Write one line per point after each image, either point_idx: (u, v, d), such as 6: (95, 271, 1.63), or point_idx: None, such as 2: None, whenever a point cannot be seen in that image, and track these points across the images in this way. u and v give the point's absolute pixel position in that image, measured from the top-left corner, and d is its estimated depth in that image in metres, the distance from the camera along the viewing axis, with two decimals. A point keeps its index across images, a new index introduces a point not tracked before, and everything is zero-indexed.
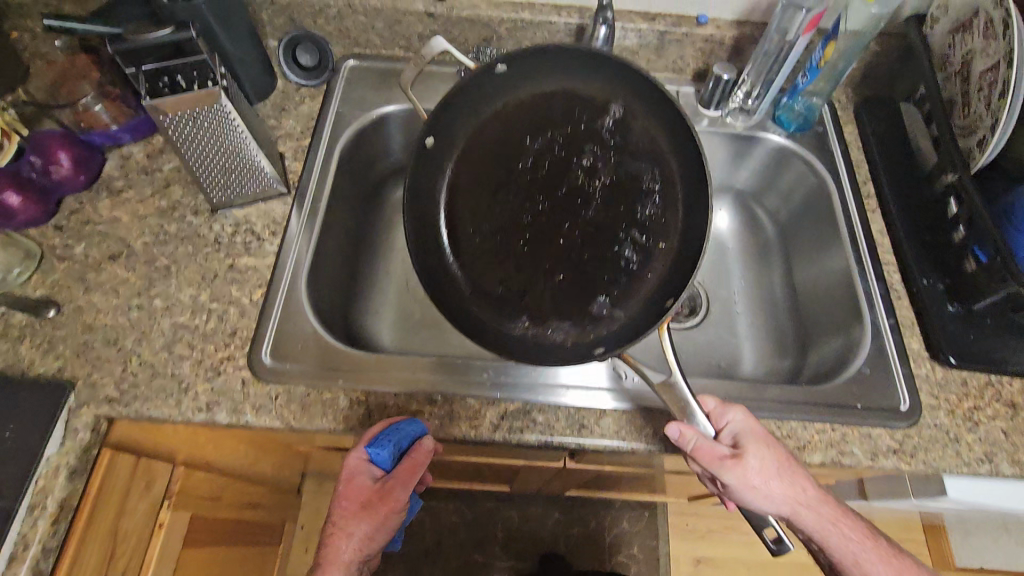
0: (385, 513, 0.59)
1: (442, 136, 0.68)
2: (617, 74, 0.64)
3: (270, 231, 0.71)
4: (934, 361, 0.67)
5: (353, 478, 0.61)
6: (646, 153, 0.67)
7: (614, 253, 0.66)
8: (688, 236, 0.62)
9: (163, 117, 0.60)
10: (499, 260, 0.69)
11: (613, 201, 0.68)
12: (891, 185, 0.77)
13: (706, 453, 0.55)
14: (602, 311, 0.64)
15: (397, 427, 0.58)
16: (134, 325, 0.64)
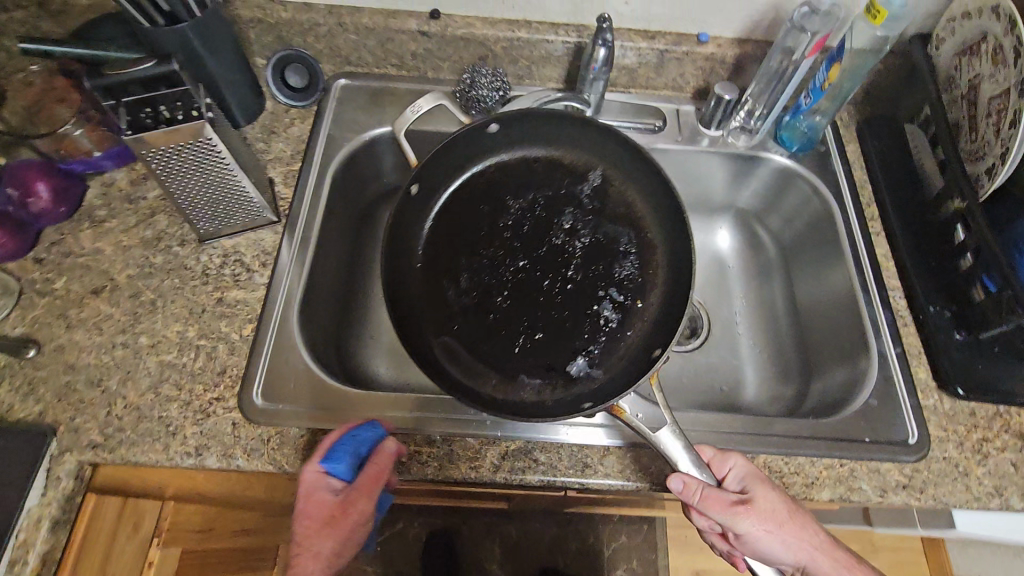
0: (348, 530, 0.54)
1: (427, 187, 0.72)
2: (598, 141, 0.73)
3: (260, 261, 0.68)
4: (941, 392, 0.66)
5: (309, 497, 0.54)
6: (622, 218, 0.73)
7: (593, 312, 0.68)
8: (669, 295, 0.68)
9: (146, 150, 0.57)
10: (478, 315, 0.68)
11: (591, 261, 0.71)
12: (895, 209, 0.75)
13: (719, 502, 0.54)
14: (580, 372, 0.65)
15: (354, 434, 0.56)
16: (119, 364, 0.61)
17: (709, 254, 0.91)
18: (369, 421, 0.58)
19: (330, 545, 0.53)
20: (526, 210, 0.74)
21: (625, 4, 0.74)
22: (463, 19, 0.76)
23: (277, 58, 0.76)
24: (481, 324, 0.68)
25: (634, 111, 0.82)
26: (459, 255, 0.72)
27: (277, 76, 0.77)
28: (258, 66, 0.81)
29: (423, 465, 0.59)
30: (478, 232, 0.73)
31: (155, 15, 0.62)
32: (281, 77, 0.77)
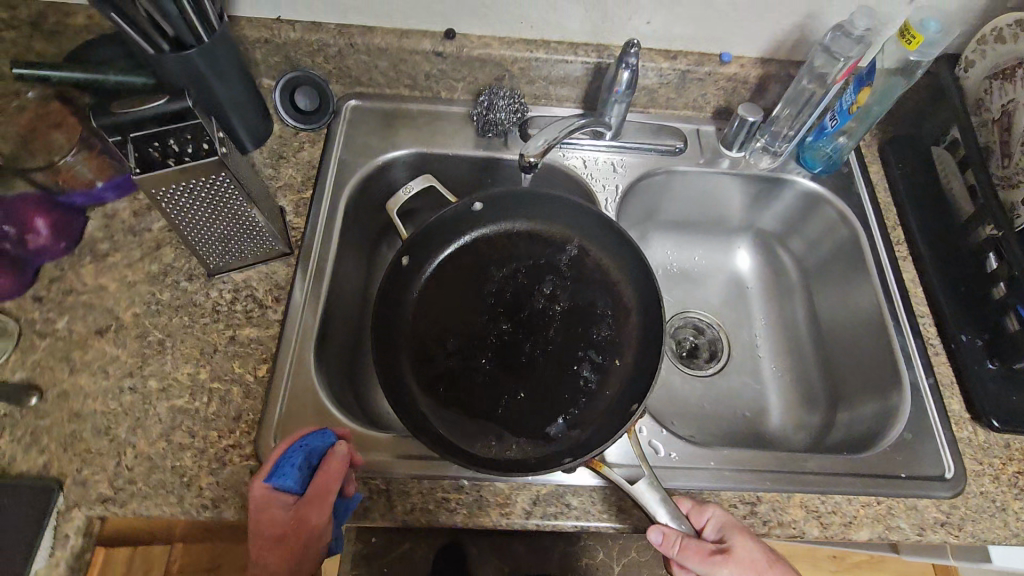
0: (303, 545, 0.51)
1: (413, 258, 0.72)
2: (571, 214, 0.74)
3: (273, 296, 0.65)
4: (975, 423, 0.65)
5: (260, 515, 0.52)
6: (600, 283, 0.73)
7: (571, 373, 0.67)
8: (641, 356, 0.67)
9: (155, 190, 0.53)
10: (460, 378, 0.67)
11: (571, 323, 0.71)
12: (922, 233, 0.74)
13: (697, 551, 0.52)
14: (557, 433, 0.63)
15: (302, 444, 0.53)
16: (127, 410, 0.58)
17: (729, 273, 0.89)
18: (320, 429, 0.55)
19: (285, 560, 0.51)
20: (506, 276, 0.74)
21: (647, 25, 0.72)
22: (479, 39, 0.74)
23: (287, 79, 0.74)
24: (464, 384, 0.67)
25: (654, 132, 0.80)
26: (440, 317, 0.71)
27: (286, 98, 0.75)
28: (264, 87, 0.77)
29: (451, 513, 0.57)
30: (458, 295, 0.73)
31: (161, 41, 0.59)
32: (290, 100, 0.75)
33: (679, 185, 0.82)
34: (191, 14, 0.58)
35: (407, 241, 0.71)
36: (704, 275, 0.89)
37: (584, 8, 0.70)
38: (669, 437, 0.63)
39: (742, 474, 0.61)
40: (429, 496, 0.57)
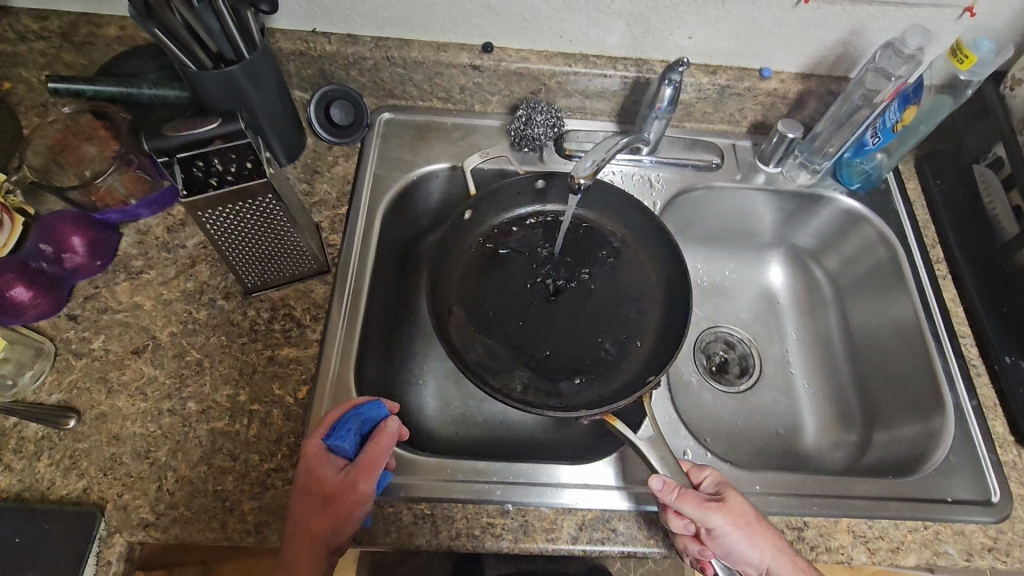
0: (346, 511, 0.50)
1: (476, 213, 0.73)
2: (613, 199, 0.74)
3: (311, 315, 0.64)
4: (1020, 446, 0.65)
5: (311, 473, 0.52)
6: (637, 269, 0.73)
7: (596, 341, 0.69)
8: (661, 340, 0.68)
9: (201, 213, 0.52)
10: (495, 334, 0.69)
11: (604, 300, 0.72)
12: (963, 252, 0.74)
13: (695, 497, 0.53)
14: (570, 390, 0.66)
15: (358, 412, 0.54)
16: (166, 433, 0.57)
17: (760, 287, 0.88)
18: (375, 400, 0.56)
19: (327, 523, 0.50)
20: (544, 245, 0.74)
21: (688, 39, 0.71)
22: (516, 53, 0.73)
23: (322, 93, 0.73)
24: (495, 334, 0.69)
25: (688, 146, 0.79)
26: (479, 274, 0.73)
27: (320, 113, 0.73)
28: (296, 99, 0.76)
29: (496, 539, 0.56)
30: (494, 257, 0.74)
31: (204, 57, 0.58)
32: (325, 115, 0.73)
33: (714, 200, 0.81)
34: (233, 28, 0.57)
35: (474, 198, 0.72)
36: (734, 289, 0.87)
37: (625, 23, 0.69)
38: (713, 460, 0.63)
39: (787, 498, 0.60)
40: (474, 521, 0.57)
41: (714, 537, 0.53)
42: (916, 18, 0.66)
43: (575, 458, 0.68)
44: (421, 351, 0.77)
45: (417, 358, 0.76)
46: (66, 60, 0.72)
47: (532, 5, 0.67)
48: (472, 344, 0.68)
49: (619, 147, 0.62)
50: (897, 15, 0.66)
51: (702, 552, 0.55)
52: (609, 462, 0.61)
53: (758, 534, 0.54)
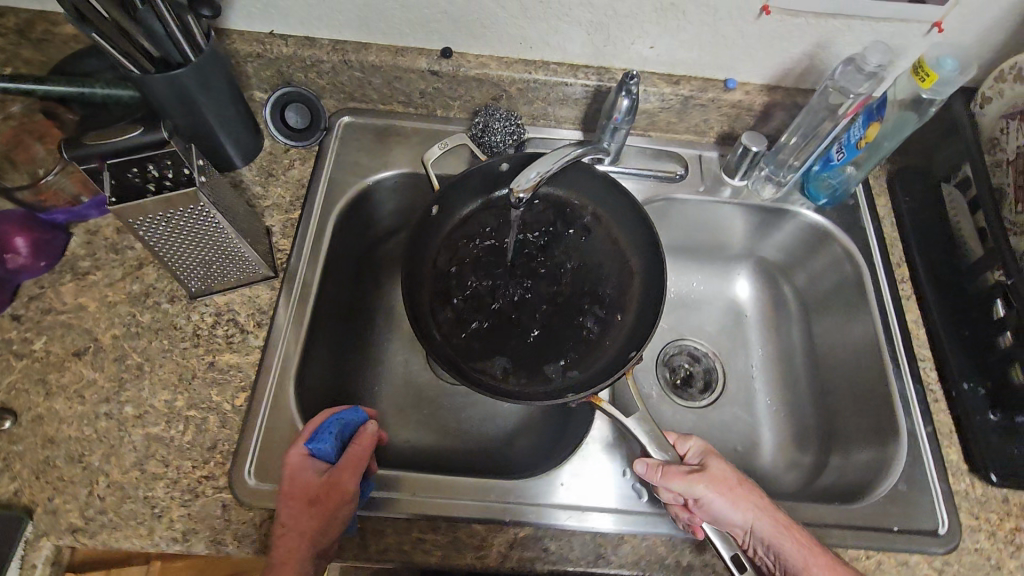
0: (332, 509, 0.51)
1: (446, 205, 0.71)
2: (588, 184, 0.73)
3: (255, 321, 0.64)
4: (973, 476, 0.63)
5: (294, 478, 0.53)
6: (611, 248, 0.72)
7: (576, 322, 0.69)
8: (642, 316, 0.67)
9: (133, 221, 0.52)
10: (468, 328, 0.69)
11: (581, 279, 0.72)
12: (927, 274, 0.72)
13: (677, 471, 0.56)
14: (556, 373, 0.67)
15: (338, 416, 0.56)
16: (101, 437, 0.57)
17: (726, 302, 0.86)
18: (353, 407, 0.58)
19: (315, 524, 0.51)
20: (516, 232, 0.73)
21: (650, 49, 0.69)
22: (476, 59, 0.71)
23: (278, 95, 0.72)
24: (477, 325, 0.69)
25: (653, 156, 0.78)
26: (455, 264, 0.72)
27: (276, 115, 0.73)
28: (255, 100, 0.76)
29: (426, 554, 0.56)
30: (469, 248, 0.72)
31: (145, 61, 0.57)
32: (281, 116, 0.73)
33: (677, 213, 0.79)
34: (179, 33, 0.56)
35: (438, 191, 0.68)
36: (702, 302, 0.86)
37: (585, 31, 0.68)
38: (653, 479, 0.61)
39: None
40: (404, 536, 0.56)
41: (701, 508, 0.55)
42: (882, 33, 0.64)
43: (542, 459, 0.68)
44: (375, 356, 0.77)
45: (371, 364, 0.76)
46: (24, 56, 0.72)
47: (489, 12, 0.66)
48: (451, 337, 0.68)
49: (568, 157, 0.61)
50: (863, 29, 0.64)
51: (691, 519, 0.56)
52: (546, 480, 0.60)
53: (743, 497, 0.56)
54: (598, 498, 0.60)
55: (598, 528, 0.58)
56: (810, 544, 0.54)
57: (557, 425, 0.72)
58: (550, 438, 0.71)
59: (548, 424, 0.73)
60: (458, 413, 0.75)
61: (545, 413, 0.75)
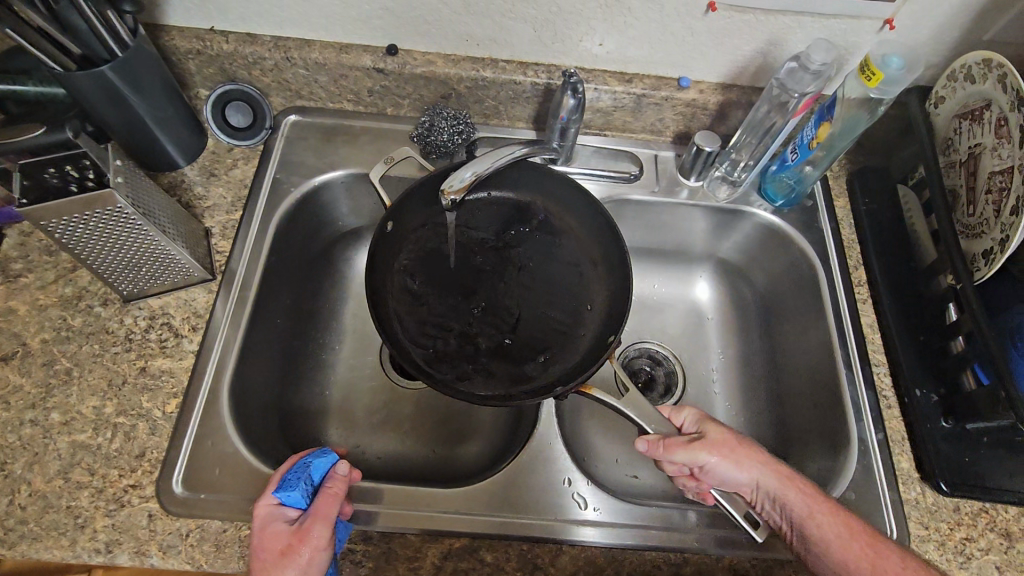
0: (306, 559, 0.48)
1: (399, 220, 0.65)
2: (531, 177, 0.69)
3: (190, 325, 0.63)
4: (924, 484, 0.61)
5: (264, 531, 0.50)
6: (569, 239, 0.69)
7: (547, 316, 0.66)
8: (611, 301, 0.65)
9: (47, 223, 0.51)
10: (442, 341, 0.64)
11: (546, 272, 0.68)
12: (884, 278, 0.70)
13: (680, 441, 0.55)
14: (538, 370, 0.63)
15: (305, 462, 0.54)
16: (25, 445, 0.56)
17: (687, 304, 0.84)
18: (321, 451, 0.57)
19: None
20: (467, 237, 0.69)
21: (600, 46, 0.68)
22: (423, 56, 0.70)
23: (218, 94, 0.71)
24: (448, 337, 0.64)
25: (609, 156, 0.76)
26: (415, 278, 0.66)
27: (217, 114, 0.71)
28: (200, 98, 0.74)
29: (356, 565, 0.54)
30: (427, 257, 0.67)
31: (67, 60, 0.55)
32: (222, 115, 0.71)
33: (633, 214, 0.78)
34: (101, 25, 0.54)
35: (392, 207, 0.63)
36: (663, 305, 0.84)
37: (532, 28, 0.66)
38: (594, 489, 0.60)
39: (669, 531, 0.57)
40: None
41: (705, 473, 0.56)
42: (834, 30, 0.63)
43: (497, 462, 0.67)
44: (325, 359, 0.75)
45: (318, 367, 0.75)
46: None
47: (431, 8, 0.64)
48: (427, 352, 0.62)
49: (509, 156, 0.59)
50: (814, 26, 0.62)
51: (698, 487, 0.57)
52: (485, 489, 0.59)
53: (746, 455, 0.56)
54: (536, 507, 0.59)
55: (535, 536, 0.57)
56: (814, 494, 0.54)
57: (507, 434, 0.70)
58: (498, 448, 0.70)
59: (495, 432, 0.72)
60: (408, 417, 0.74)
61: (495, 420, 0.73)
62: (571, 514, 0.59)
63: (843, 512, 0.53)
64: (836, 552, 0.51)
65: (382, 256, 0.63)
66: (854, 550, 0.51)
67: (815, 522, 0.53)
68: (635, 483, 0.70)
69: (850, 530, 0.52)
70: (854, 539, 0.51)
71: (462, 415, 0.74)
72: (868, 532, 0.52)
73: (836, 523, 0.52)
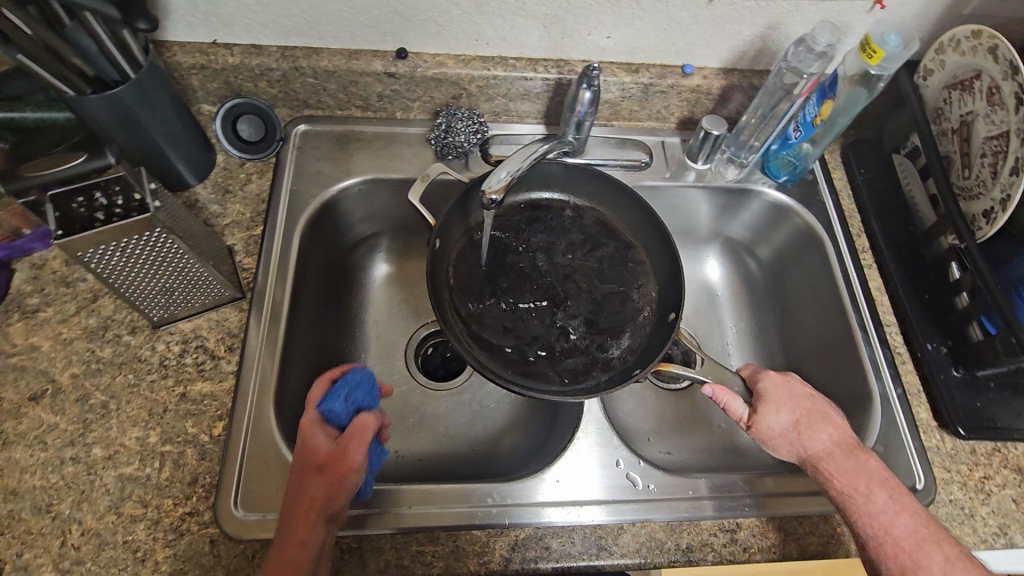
0: (341, 475, 0.51)
1: (446, 227, 0.65)
2: (559, 175, 0.71)
3: (225, 346, 0.61)
4: (943, 431, 0.65)
5: (305, 443, 0.53)
6: (606, 234, 0.71)
7: (598, 308, 0.67)
8: (660, 287, 0.67)
9: (83, 253, 0.49)
10: (499, 342, 0.64)
11: (590, 265, 0.69)
12: (888, 243, 0.75)
13: (735, 412, 0.61)
14: (600, 361, 0.63)
15: (351, 381, 0.57)
16: (70, 483, 0.54)
17: (700, 283, 0.86)
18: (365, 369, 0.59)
19: (324, 488, 0.50)
20: (506, 239, 0.70)
21: (607, 38, 0.69)
22: (433, 58, 0.70)
23: (227, 107, 0.70)
24: (509, 341, 0.64)
25: (618, 145, 0.78)
26: (464, 282, 0.67)
27: (227, 128, 0.70)
28: (203, 116, 0.72)
29: (426, 566, 0.55)
30: (471, 261, 0.68)
31: (80, 83, 0.53)
32: (232, 129, 0.70)
33: (648, 201, 0.80)
34: (113, 46, 0.53)
35: (439, 222, 0.63)
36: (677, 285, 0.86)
37: (541, 25, 0.67)
38: (646, 468, 0.62)
39: (723, 500, 0.60)
40: (403, 551, 0.55)
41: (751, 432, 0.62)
42: (829, 11, 0.66)
43: (538, 454, 0.68)
44: None
45: None
46: None
47: (442, 9, 0.65)
48: (488, 354, 0.62)
49: (537, 153, 0.60)
50: (811, 9, 0.66)
51: None
52: (543, 479, 0.61)
53: (795, 447, 0.58)
54: (592, 491, 0.60)
55: (596, 521, 0.58)
56: (864, 478, 0.55)
57: (544, 426, 0.71)
58: (536, 440, 0.70)
59: (533, 424, 0.73)
60: (444, 418, 0.74)
61: (529, 413, 0.74)
62: (627, 497, 0.60)
63: (879, 477, 0.55)
64: (868, 529, 0.53)
65: (437, 274, 0.63)
66: (885, 551, 0.51)
67: (861, 513, 0.53)
68: (670, 459, 0.72)
69: (890, 534, 0.52)
70: (893, 543, 0.51)
71: (497, 410, 0.75)
72: (918, 537, 0.51)
73: (875, 520, 0.53)
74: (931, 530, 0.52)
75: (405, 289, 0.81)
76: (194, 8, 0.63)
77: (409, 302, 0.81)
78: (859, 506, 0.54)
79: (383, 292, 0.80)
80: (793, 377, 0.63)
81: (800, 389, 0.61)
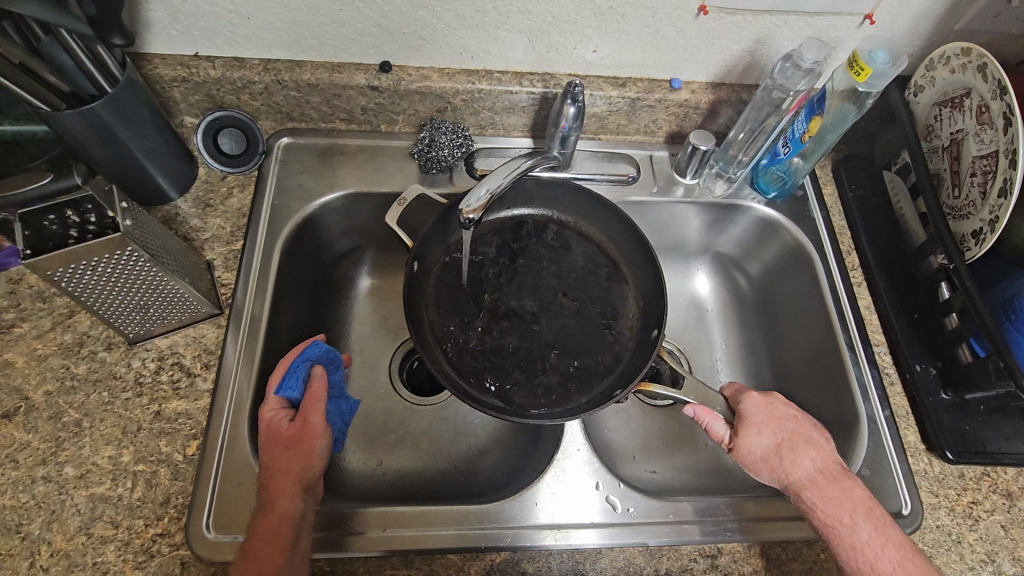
0: (307, 445, 0.54)
1: (426, 245, 0.64)
2: (541, 191, 0.71)
3: (202, 363, 0.61)
4: (931, 454, 0.64)
5: (266, 427, 0.55)
6: (590, 250, 0.70)
7: (579, 325, 0.66)
8: (643, 305, 0.66)
9: (53, 273, 0.49)
10: (477, 361, 0.63)
11: (573, 283, 0.69)
12: (877, 261, 0.74)
13: (717, 434, 0.60)
14: (580, 380, 0.63)
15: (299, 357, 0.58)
16: (40, 503, 0.53)
17: (690, 297, 0.85)
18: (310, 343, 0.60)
19: (294, 462, 0.53)
20: (488, 255, 0.69)
21: (593, 53, 0.69)
22: (417, 71, 0.69)
23: (209, 121, 0.70)
24: (488, 360, 0.63)
25: (606, 159, 0.77)
26: (443, 300, 0.66)
27: (208, 142, 0.70)
28: (186, 128, 0.72)
29: None
30: (453, 277, 0.67)
31: (54, 98, 0.53)
32: (213, 142, 0.70)
33: (636, 216, 0.79)
34: (88, 61, 0.52)
35: (417, 242, 0.63)
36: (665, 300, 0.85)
37: (526, 39, 0.66)
38: (626, 491, 0.61)
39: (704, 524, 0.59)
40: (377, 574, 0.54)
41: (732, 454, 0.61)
42: (818, 27, 0.65)
43: (519, 473, 0.67)
44: None
45: None
46: None
47: (425, 22, 0.64)
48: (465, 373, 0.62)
49: (519, 169, 0.59)
50: (800, 24, 0.65)
51: None
52: (521, 502, 0.60)
53: (778, 472, 0.57)
54: (571, 514, 0.59)
55: (573, 545, 0.57)
56: (848, 507, 0.54)
57: (526, 444, 0.71)
58: (517, 459, 0.70)
59: (515, 441, 0.72)
60: (425, 435, 0.73)
61: (512, 431, 0.73)
62: (607, 521, 0.59)
63: (863, 505, 0.54)
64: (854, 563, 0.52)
65: (415, 296, 0.62)
66: None
67: (844, 544, 0.52)
68: (654, 479, 0.71)
69: (874, 567, 0.51)
70: None
71: (480, 427, 0.74)
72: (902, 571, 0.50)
73: (859, 553, 0.52)
74: (917, 563, 0.51)
75: (389, 302, 0.80)
76: (174, 21, 0.62)
77: (393, 316, 0.80)
78: (843, 537, 0.53)
79: (367, 306, 0.80)
80: (777, 399, 0.62)
81: (783, 411, 0.60)
